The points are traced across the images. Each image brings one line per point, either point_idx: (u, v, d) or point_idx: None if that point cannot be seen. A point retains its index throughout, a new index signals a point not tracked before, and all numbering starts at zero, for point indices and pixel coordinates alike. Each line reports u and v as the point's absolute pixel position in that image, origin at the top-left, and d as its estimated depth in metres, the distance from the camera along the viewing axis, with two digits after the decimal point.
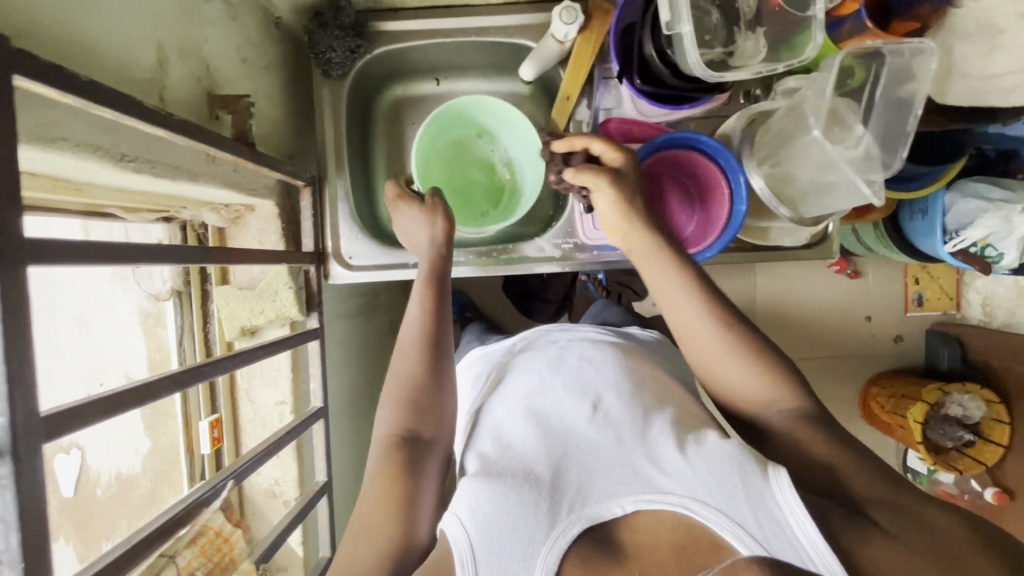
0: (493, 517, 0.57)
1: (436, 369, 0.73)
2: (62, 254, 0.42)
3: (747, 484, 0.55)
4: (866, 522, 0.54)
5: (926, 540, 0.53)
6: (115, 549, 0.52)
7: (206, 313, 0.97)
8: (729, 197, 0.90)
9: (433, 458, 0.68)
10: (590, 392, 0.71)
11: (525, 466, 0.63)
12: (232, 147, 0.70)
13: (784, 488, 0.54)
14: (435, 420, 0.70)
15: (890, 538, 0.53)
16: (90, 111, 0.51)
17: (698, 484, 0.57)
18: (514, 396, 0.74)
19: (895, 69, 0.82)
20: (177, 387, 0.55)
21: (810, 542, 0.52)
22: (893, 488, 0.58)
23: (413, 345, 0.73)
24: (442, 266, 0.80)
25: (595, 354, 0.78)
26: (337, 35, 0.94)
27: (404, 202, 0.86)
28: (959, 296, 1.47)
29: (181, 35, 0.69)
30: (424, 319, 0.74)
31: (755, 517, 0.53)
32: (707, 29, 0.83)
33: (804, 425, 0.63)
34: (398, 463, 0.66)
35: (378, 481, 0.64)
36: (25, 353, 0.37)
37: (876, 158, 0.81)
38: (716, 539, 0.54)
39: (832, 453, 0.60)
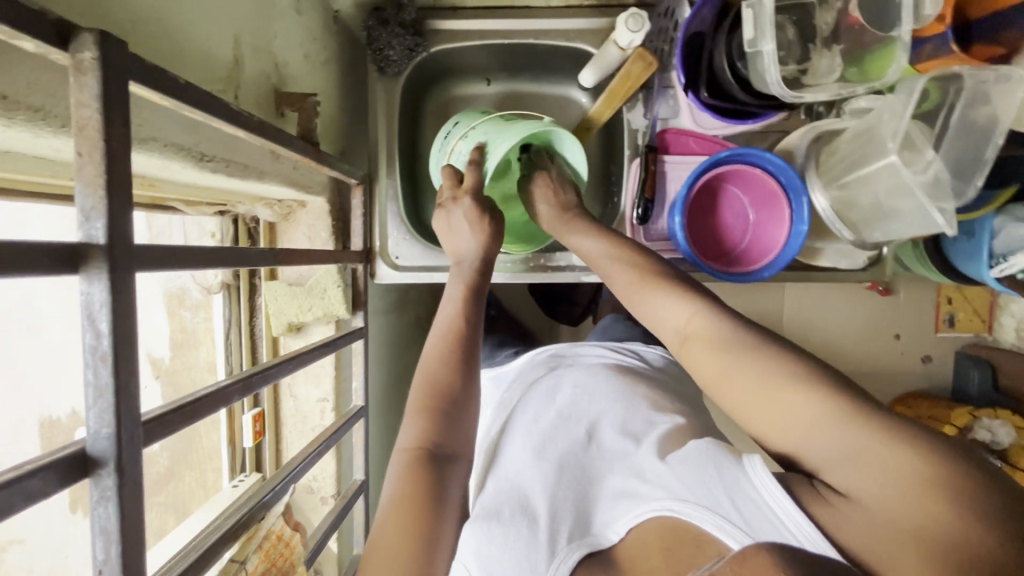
0: (498, 554, 0.57)
1: (466, 375, 0.69)
2: (156, 260, 0.42)
3: (721, 475, 0.49)
4: (825, 491, 0.45)
5: (884, 492, 0.41)
6: (189, 553, 0.52)
7: (253, 307, 0.98)
8: (790, 218, 0.88)
9: (457, 470, 0.64)
10: (584, 423, 0.73)
11: (523, 500, 0.63)
12: (300, 148, 0.69)
13: (760, 473, 0.47)
14: (457, 432, 0.66)
15: (845, 502, 0.43)
16: (178, 110, 0.50)
17: (677, 485, 0.52)
18: (519, 433, 0.76)
19: (974, 94, 0.79)
20: (244, 391, 0.58)
21: (796, 524, 0.44)
22: (851, 423, 0.44)
23: (433, 355, 0.71)
24: (479, 284, 0.78)
25: (586, 382, 0.80)
26: (397, 32, 0.93)
27: (466, 196, 0.78)
28: (993, 317, 1.34)
29: (255, 31, 0.68)
30: (445, 334, 0.72)
31: (734, 505, 0.47)
32: (782, 44, 0.80)
33: (735, 356, 0.52)
34: (423, 476, 0.61)
35: (400, 501, 0.59)
36: (130, 364, 0.37)
37: (946, 184, 0.78)
38: (700, 536, 0.47)
39: (775, 392, 0.49)
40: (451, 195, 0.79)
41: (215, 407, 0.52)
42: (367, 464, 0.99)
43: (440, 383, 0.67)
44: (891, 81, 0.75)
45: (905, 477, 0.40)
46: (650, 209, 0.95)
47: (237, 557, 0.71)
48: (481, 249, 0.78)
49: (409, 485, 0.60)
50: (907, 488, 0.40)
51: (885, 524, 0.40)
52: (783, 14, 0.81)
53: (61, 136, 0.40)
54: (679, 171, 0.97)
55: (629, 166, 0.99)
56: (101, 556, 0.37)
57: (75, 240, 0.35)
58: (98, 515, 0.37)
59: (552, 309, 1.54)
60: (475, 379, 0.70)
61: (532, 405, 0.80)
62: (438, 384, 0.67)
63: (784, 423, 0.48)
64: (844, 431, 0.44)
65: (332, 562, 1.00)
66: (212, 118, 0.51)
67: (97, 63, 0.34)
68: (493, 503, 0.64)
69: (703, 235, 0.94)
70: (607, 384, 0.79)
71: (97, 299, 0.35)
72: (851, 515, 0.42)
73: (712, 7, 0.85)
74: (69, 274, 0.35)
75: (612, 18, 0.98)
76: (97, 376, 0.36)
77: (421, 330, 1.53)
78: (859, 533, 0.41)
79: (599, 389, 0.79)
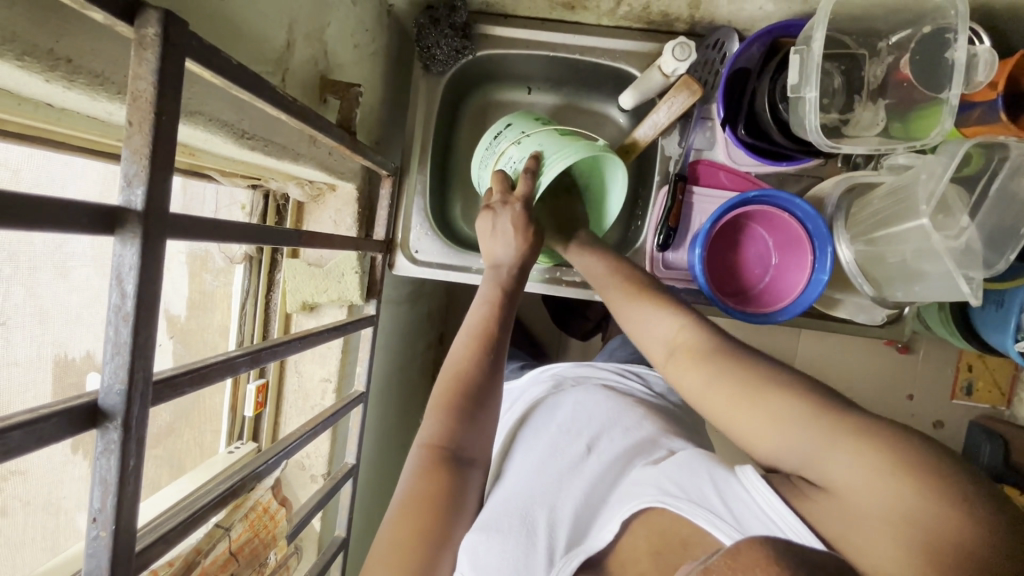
0: (494, 561, 0.59)
1: (488, 377, 0.70)
2: (187, 231, 0.44)
3: (713, 479, 0.55)
4: (808, 487, 0.50)
5: (859, 485, 0.45)
6: (181, 511, 0.54)
7: (271, 281, 1.01)
8: (811, 265, 0.87)
9: (474, 476, 0.65)
10: (585, 438, 0.73)
11: (524, 508, 0.64)
12: (338, 135, 0.71)
13: (752, 480, 0.53)
14: (479, 435, 0.67)
15: (828, 497, 0.47)
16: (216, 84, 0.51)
17: (671, 485, 0.56)
18: (526, 445, 0.76)
19: (1020, 165, 0.77)
20: (253, 364, 0.60)
21: (781, 518, 0.50)
22: (814, 426, 0.50)
23: (460, 353, 0.71)
24: (510, 282, 0.79)
25: (588, 400, 0.81)
26: (447, 33, 0.94)
27: (516, 203, 0.79)
28: (1013, 393, 1.31)
29: (310, 19, 0.70)
30: (472, 336, 0.73)
31: (724, 504, 0.52)
32: (827, 92, 0.80)
33: (708, 367, 0.60)
34: (442, 477, 0.62)
35: (418, 495, 0.60)
36: (149, 327, 0.39)
37: (976, 253, 0.78)
38: (688, 537, 0.51)
39: (747, 401, 0.55)
40: (502, 199, 0.80)
41: (219, 377, 0.53)
42: (359, 449, 1.00)
43: (466, 381, 0.68)
44: (934, 142, 0.73)
45: (873, 473, 0.45)
46: (672, 238, 0.96)
47: (221, 523, 0.72)
48: (518, 258, 0.80)
49: (427, 487, 0.60)
50: (874, 482, 0.44)
51: (862, 513, 0.44)
52: (833, 62, 0.80)
53: (114, 102, 0.42)
54: (706, 204, 0.96)
55: (657, 192, 1.00)
56: (97, 504, 0.39)
57: (114, 203, 0.37)
58: (99, 466, 0.38)
59: (563, 321, 1.54)
60: (495, 383, 0.70)
61: (537, 419, 0.81)
62: (463, 383, 0.68)
63: (764, 428, 0.53)
64: (813, 441, 0.50)
65: (313, 538, 1.02)
66: (257, 100, 0.53)
67: (158, 39, 0.36)
68: (495, 512, 0.64)
69: (722, 272, 0.94)
70: (608, 401, 0.80)
71: (127, 262, 0.37)
72: (831, 508, 0.47)
73: (761, 46, 0.85)
74: (104, 235, 0.37)
75: (659, 44, 0.99)
76: (117, 334, 0.38)
77: (430, 324, 1.55)
78: (841, 523, 0.46)
79: (602, 406, 0.79)
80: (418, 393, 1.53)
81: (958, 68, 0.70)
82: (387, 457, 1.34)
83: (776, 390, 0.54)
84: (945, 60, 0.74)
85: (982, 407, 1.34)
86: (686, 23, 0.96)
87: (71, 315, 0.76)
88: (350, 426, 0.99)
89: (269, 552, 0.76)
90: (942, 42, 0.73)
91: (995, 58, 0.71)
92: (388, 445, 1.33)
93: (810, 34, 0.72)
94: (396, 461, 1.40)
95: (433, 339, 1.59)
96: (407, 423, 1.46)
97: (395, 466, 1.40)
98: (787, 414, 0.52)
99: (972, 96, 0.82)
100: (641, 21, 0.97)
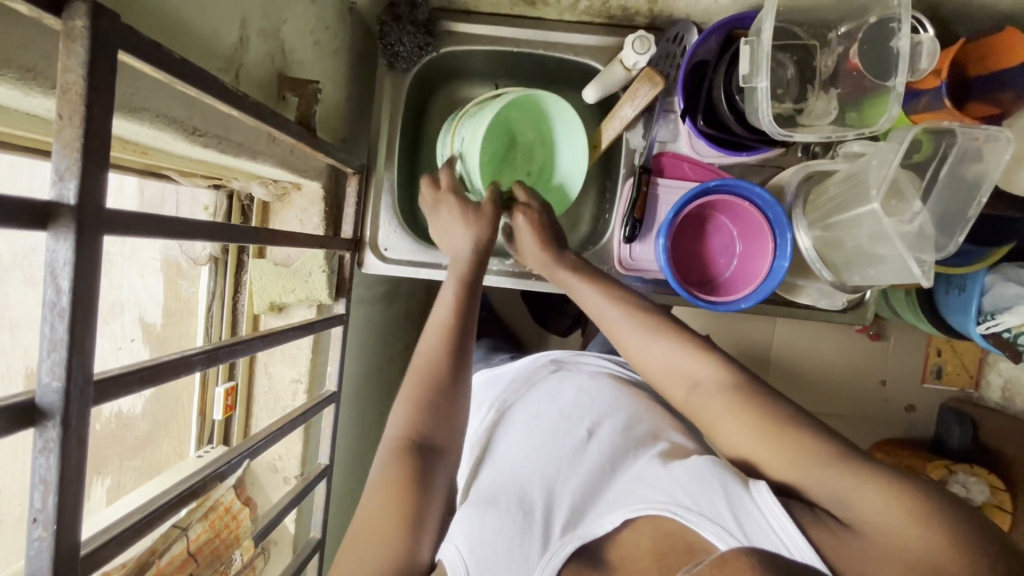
0: (488, 536, 0.59)
1: (456, 366, 0.72)
2: (130, 227, 0.43)
3: (726, 491, 0.54)
4: (828, 518, 0.51)
5: (887, 526, 0.48)
6: (135, 512, 0.53)
7: (238, 282, 1.00)
8: (772, 252, 0.89)
9: (446, 462, 0.67)
10: (585, 424, 0.76)
11: (521, 492, 0.66)
12: (295, 131, 0.70)
13: (764, 495, 0.53)
14: (449, 426, 0.69)
15: (849, 534, 0.49)
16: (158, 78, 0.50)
17: (681, 493, 0.56)
18: (520, 433, 0.78)
19: (966, 150, 0.80)
20: (210, 362, 0.59)
21: (790, 538, 0.50)
22: (840, 467, 0.53)
23: (431, 343, 0.73)
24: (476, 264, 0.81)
25: (588, 389, 0.83)
26: (409, 30, 0.94)
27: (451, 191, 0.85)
28: (979, 374, 1.35)
29: (264, 15, 0.70)
30: (445, 323, 0.75)
31: (736, 518, 0.52)
32: (781, 82, 0.82)
33: (735, 405, 0.61)
34: (411, 466, 0.64)
35: (389, 483, 0.62)
36: (88, 323, 0.38)
37: (928, 237, 0.80)
38: (693, 542, 0.53)
39: (773, 442, 0.57)
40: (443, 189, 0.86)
41: (172, 376, 0.53)
42: (333, 449, 1.00)
43: (434, 374, 0.71)
44: (883, 129, 0.75)
45: (901, 516, 0.47)
46: (638, 229, 0.97)
47: (179, 524, 0.71)
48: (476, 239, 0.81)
49: (396, 474, 0.62)
50: (905, 524, 0.47)
51: (885, 552, 0.47)
52: (785, 53, 0.82)
53: (48, 97, 0.42)
54: (670, 195, 0.98)
55: (623, 184, 1.01)
56: (37, 505, 0.38)
57: (47, 197, 0.37)
58: (38, 465, 0.38)
59: (540, 317, 1.54)
60: (464, 373, 0.73)
61: (534, 402, 0.83)
62: (431, 375, 0.71)
63: (788, 469, 0.56)
64: (847, 479, 0.52)
65: (287, 541, 1.00)
66: (204, 96, 0.52)
67: (86, 31, 0.36)
68: (490, 497, 0.66)
69: (686, 261, 0.96)
70: (611, 392, 0.83)
71: (61, 257, 0.37)
72: (850, 543, 0.49)
73: (718, 38, 0.87)
74: (37, 230, 0.36)
75: (620, 38, 1.00)
76: (52, 330, 0.37)
77: (407, 324, 1.54)
78: (859, 557, 0.48)
79: (601, 394, 0.82)
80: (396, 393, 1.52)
81: (902, 57, 0.72)
82: (366, 459, 1.33)
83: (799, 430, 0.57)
84: (891, 49, 0.75)
85: (949, 389, 1.38)
86: (647, 18, 0.97)
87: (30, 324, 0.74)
88: (323, 426, 0.98)
89: (232, 552, 0.75)
90: (887, 31, 0.75)
91: (937, 45, 0.73)
92: (364, 445, 1.32)
93: (760, 26, 0.73)
94: None
95: (410, 338, 1.59)
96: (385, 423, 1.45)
97: None
98: (815, 451, 0.55)
99: (918, 83, 0.84)
100: (602, 15, 0.98)
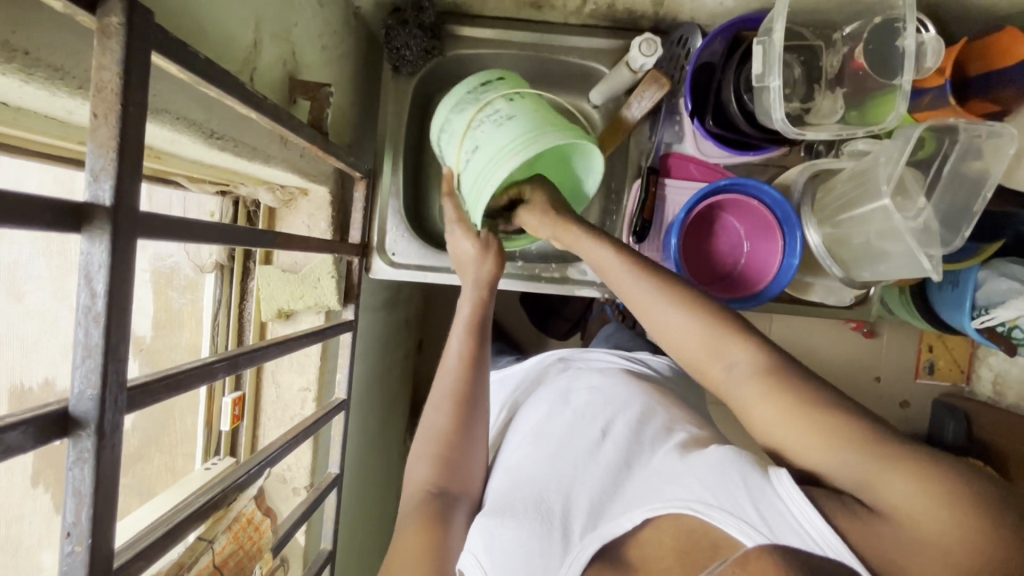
0: (510, 550, 0.60)
1: (470, 420, 0.76)
2: (160, 230, 0.42)
3: (747, 484, 0.53)
4: (856, 507, 0.50)
5: (913, 512, 0.46)
6: (160, 526, 0.51)
7: (244, 290, 0.98)
8: (782, 249, 0.90)
9: (463, 506, 0.71)
10: (599, 422, 0.75)
11: (538, 495, 0.66)
12: (309, 134, 0.69)
13: (786, 485, 0.51)
14: (462, 474, 0.73)
15: (875, 518, 0.48)
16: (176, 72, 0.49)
17: (701, 488, 0.55)
18: (529, 436, 0.77)
19: (968, 147, 0.82)
20: (231, 370, 0.58)
21: (818, 532, 0.48)
22: (862, 451, 0.51)
23: (443, 396, 0.77)
24: (488, 304, 0.81)
25: (602, 387, 0.82)
26: (415, 34, 0.93)
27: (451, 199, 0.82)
28: (971, 368, 1.37)
29: (277, 18, 0.69)
30: (456, 372, 0.78)
31: (759, 512, 0.50)
32: (789, 82, 0.83)
33: (773, 390, 0.58)
34: (430, 514, 0.68)
35: (411, 530, 0.67)
36: (123, 328, 0.37)
37: (934, 231, 0.82)
38: (716, 540, 0.51)
39: (810, 428, 0.55)
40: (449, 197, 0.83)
41: (196, 383, 0.51)
42: (343, 458, 0.98)
43: (449, 430, 0.75)
44: (890, 127, 0.76)
45: (929, 501, 0.46)
46: (647, 229, 0.97)
47: (204, 536, 0.70)
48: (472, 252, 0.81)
49: (416, 522, 0.67)
50: (931, 508, 0.45)
51: (910, 538, 0.46)
52: (792, 54, 0.83)
53: (75, 97, 0.40)
54: (678, 195, 0.98)
55: (630, 185, 1.02)
56: (71, 518, 0.37)
57: (81, 198, 0.36)
58: (72, 476, 0.36)
59: (542, 321, 1.54)
60: (478, 427, 0.77)
61: (547, 402, 0.82)
62: (446, 430, 0.75)
63: (810, 449, 0.55)
64: (873, 465, 0.50)
65: (298, 553, 0.98)
66: (224, 97, 0.51)
67: (122, 28, 0.35)
68: (508, 502, 0.66)
69: (695, 260, 0.96)
70: (624, 388, 0.82)
71: (96, 260, 0.36)
72: (876, 527, 0.48)
73: (724, 40, 0.88)
74: (71, 232, 0.35)
75: (625, 41, 1.01)
76: (87, 336, 0.36)
77: (409, 331, 1.53)
78: (885, 542, 0.47)
79: (614, 391, 0.81)
80: (399, 400, 1.50)
81: (908, 56, 0.73)
82: (371, 467, 1.31)
83: (839, 416, 0.54)
84: (896, 48, 0.77)
85: (944, 384, 1.41)
86: (651, 21, 0.98)
87: (23, 342, 0.71)
88: (332, 435, 0.97)
89: (254, 565, 0.72)
90: (892, 32, 0.77)
91: (941, 44, 0.75)
92: (370, 453, 1.30)
93: (771, 26, 0.74)
94: (379, 471, 1.37)
95: (412, 345, 1.57)
96: (389, 431, 1.43)
97: (379, 476, 1.38)
98: (844, 436, 0.53)
99: (921, 82, 0.85)
100: (608, 19, 0.98)
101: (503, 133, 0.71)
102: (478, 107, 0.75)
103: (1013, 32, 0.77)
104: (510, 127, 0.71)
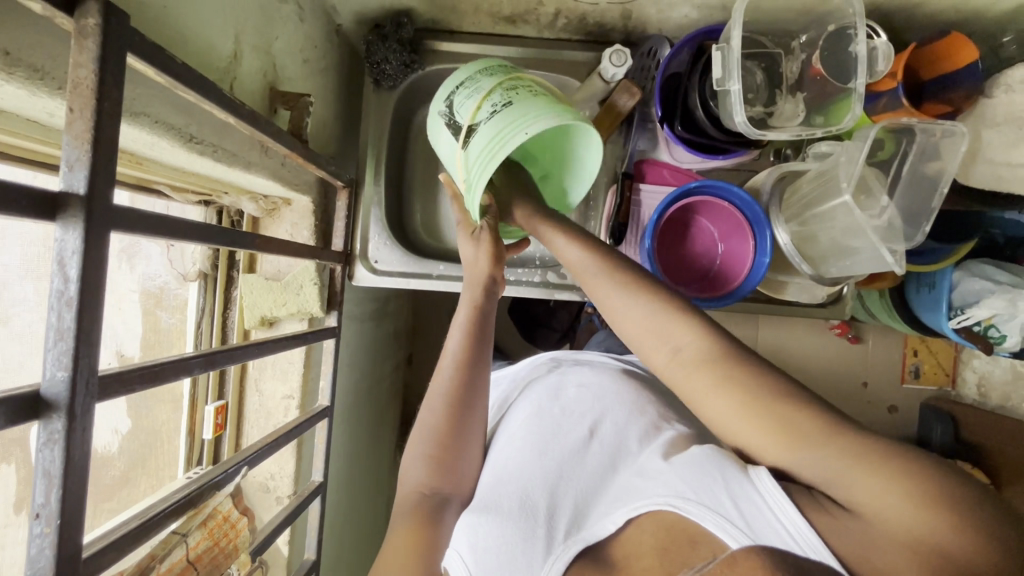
0: (492, 544, 0.61)
1: (462, 424, 0.76)
2: (132, 224, 0.44)
3: (726, 481, 0.53)
4: (826, 502, 0.48)
5: (889, 508, 0.45)
6: (133, 520, 0.52)
7: (228, 299, 0.99)
8: (753, 249, 0.93)
9: (451, 507, 0.72)
10: (587, 422, 0.76)
11: (524, 491, 0.66)
12: (288, 141, 0.71)
13: (765, 482, 0.51)
14: (453, 477, 0.74)
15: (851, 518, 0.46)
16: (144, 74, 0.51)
17: (682, 484, 0.55)
18: (520, 433, 0.77)
19: (925, 147, 0.85)
20: (208, 366, 0.58)
21: (794, 527, 0.48)
22: (840, 447, 0.49)
23: (438, 398, 0.76)
24: (487, 306, 0.81)
25: (591, 384, 0.83)
26: (395, 48, 0.96)
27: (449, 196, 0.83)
28: (954, 372, 1.39)
29: (257, 30, 0.72)
30: (456, 371, 0.77)
31: (736, 507, 0.51)
32: (751, 88, 0.87)
33: (721, 376, 0.56)
34: (421, 518, 0.69)
35: (401, 537, 0.67)
36: (95, 313, 0.39)
37: (897, 228, 0.84)
38: (695, 536, 0.52)
39: (770, 414, 0.53)
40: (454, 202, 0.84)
41: (173, 375, 0.52)
42: (327, 466, 0.98)
43: (449, 435, 0.75)
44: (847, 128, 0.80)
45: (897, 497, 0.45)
46: (623, 233, 1.00)
47: (179, 529, 0.69)
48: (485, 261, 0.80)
49: (409, 524, 0.68)
50: (910, 509, 0.44)
51: (883, 537, 0.44)
52: (753, 61, 0.88)
53: (54, 97, 0.43)
54: (652, 200, 1.02)
55: (607, 191, 1.05)
56: (41, 499, 0.37)
57: (56, 188, 0.37)
58: (42, 458, 0.37)
59: (528, 331, 1.56)
60: (472, 429, 0.77)
61: (536, 398, 0.83)
62: (448, 434, 0.75)
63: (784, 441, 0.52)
64: (843, 461, 0.49)
65: (281, 563, 0.98)
66: (201, 102, 0.53)
67: (98, 29, 0.37)
68: (495, 500, 0.66)
69: (672, 260, 0.98)
70: (613, 383, 0.83)
71: (70, 246, 0.37)
72: (857, 531, 0.45)
73: (689, 50, 0.92)
74: (45, 220, 0.37)
75: (597, 53, 1.05)
76: (60, 320, 0.37)
77: (396, 344, 1.53)
78: (858, 541, 0.45)
79: (603, 388, 0.82)
80: (387, 413, 1.50)
81: (860, 60, 0.77)
82: (358, 480, 1.30)
83: (796, 406, 0.53)
84: (850, 54, 0.81)
85: (929, 388, 1.42)
86: (622, 33, 1.02)
87: (8, 371, 0.71)
88: (316, 442, 0.97)
89: (230, 564, 0.73)
90: (844, 38, 0.81)
91: (891, 49, 0.80)
92: (357, 466, 1.30)
93: (730, 34, 0.78)
94: (365, 484, 1.36)
95: (399, 358, 1.58)
96: (377, 445, 1.42)
97: (365, 490, 1.36)
98: (821, 433, 0.50)
99: (877, 86, 0.90)
100: (580, 32, 1.03)
101: (540, 100, 0.69)
102: (509, 77, 0.72)
103: (961, 36, 0.84)
104: (506, 115, 0.68)
